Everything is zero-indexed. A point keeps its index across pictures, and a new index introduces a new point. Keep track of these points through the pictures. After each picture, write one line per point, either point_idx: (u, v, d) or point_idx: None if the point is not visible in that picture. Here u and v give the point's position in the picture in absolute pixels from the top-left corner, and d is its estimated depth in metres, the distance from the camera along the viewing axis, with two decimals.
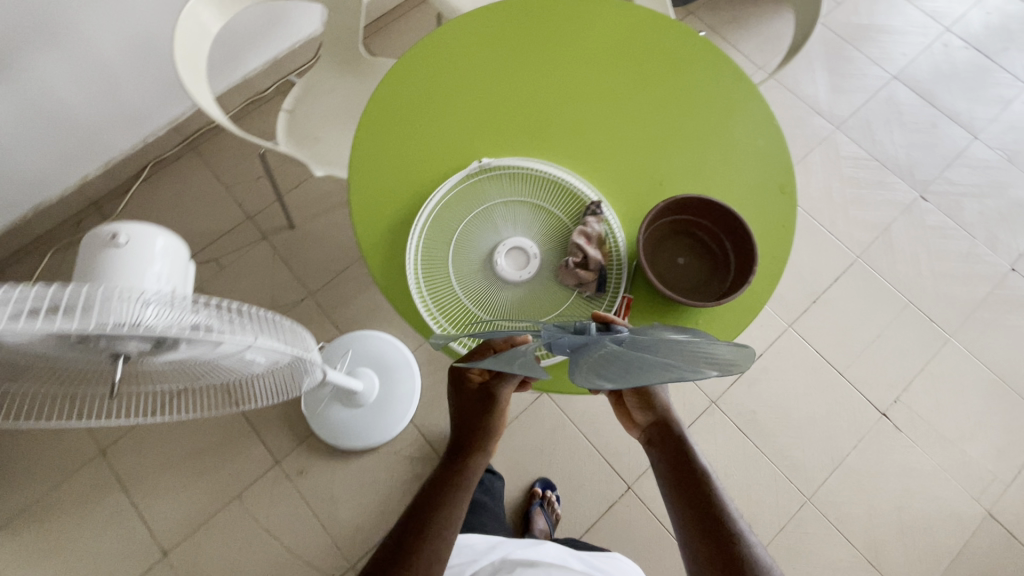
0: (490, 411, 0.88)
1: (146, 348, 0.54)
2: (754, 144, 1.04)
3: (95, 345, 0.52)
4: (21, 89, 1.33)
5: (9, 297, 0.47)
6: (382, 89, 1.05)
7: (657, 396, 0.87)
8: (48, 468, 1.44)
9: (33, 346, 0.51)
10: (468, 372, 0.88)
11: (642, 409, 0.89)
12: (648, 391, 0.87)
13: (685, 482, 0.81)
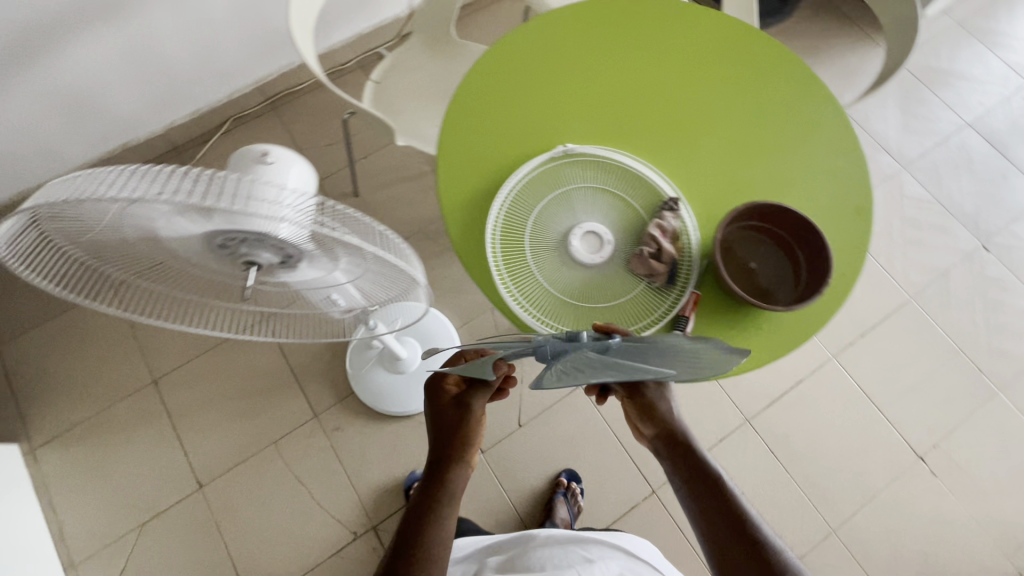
0: (467, 419, 0.89)
1: (276, 261, 0.59)
2: (836, 165, 1.05)
3: (236, 248, 0.57)
4: (135, 33, 1.42)
5: (172, 178, 0.49)
6: (479, 69, 1.08)
7: (659, 406, 0.84)
8: (103, 390, 1.52)
9: (185, 239, 0.56)
10: (444, 382, 0.91)
11: (646, 422, 0.86)
12: (648, 403, 0.84)
13: (701, 491, 0.81)
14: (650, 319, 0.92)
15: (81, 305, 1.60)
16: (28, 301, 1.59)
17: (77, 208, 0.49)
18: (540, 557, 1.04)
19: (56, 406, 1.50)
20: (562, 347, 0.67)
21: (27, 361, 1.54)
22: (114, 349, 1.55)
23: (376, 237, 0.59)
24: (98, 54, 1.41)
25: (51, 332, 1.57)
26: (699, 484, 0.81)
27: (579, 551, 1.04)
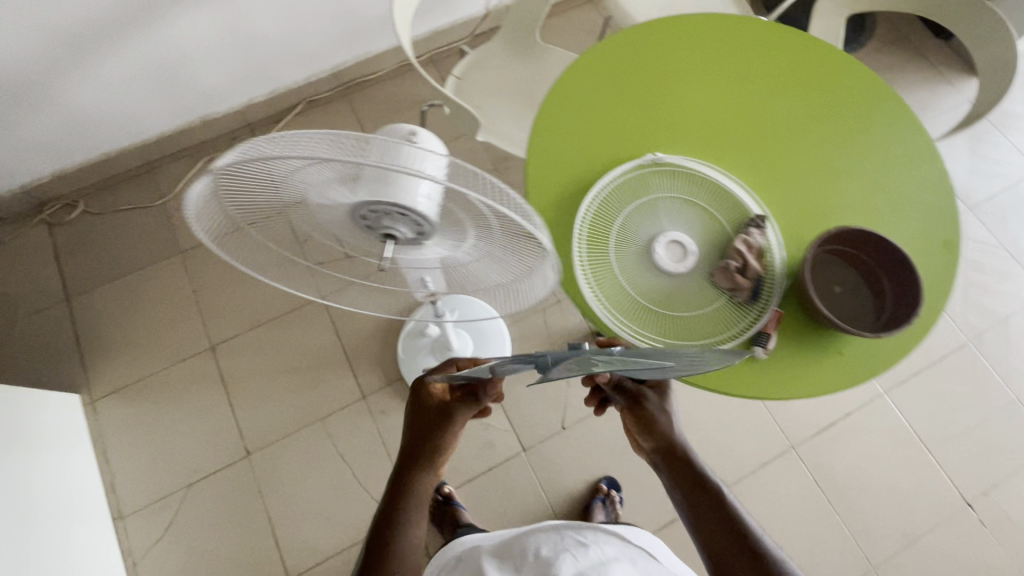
0: (446, 429, 0.88)
1: (412, 234, 0.62)
2: (928, 197, 1.04)
3: (378, 221, 0.61)
4: (232, 11, 1.47)
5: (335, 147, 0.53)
6: (572, 73, 1.10)
7: (659, 418, 0.90)
8: (164, 350, 1.56)
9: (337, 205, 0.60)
10: (429, 387, 0.90)
11: (645, 434, 0.91)
12: (649, 415, 0.89)
13: (698, 500, 0.84)
14: (730, 332, 0.93)
15: (149, 268, 1.65)
16: (99, 257, 1.65)
17: (259, 167, 0.53)
18: (530, 545, 0.87)
19: (117, 362, 1.55)
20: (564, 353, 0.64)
21: (93, 315, 1.60)
22: (176, 312, 1.60)
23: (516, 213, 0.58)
24: (196, 28, 1.46)
25: (118, 290, 1.62)
26: (698, 495, 0.84)
27: (573, 534, 0.86)
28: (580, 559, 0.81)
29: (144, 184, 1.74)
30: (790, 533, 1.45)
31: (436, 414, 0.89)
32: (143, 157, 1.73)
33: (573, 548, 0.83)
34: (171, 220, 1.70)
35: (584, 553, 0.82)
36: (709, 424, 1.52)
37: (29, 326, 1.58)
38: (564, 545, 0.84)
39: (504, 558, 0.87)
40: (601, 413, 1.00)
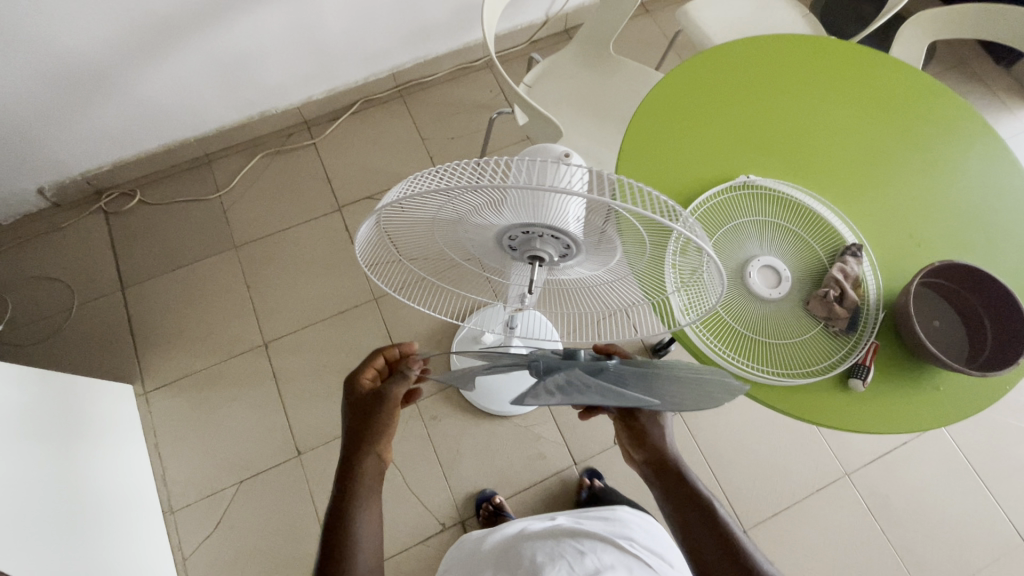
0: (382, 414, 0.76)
1: (558, 255, 0.60)
2: (1019, 234, 1.03)
3: (526, 243, 0.59)
4: (305, 10, 1.47)
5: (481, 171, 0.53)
6: (663, 91, 1.10)
7: (651, 428, 0.82)
8: (217, 344, 1.57)
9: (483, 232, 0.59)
10: (359, 377, 0.80)
11: (636, 447, 0.84)
12: (641, 427, 0.82)
13: (688, 514, 0.77)
14: (825, 362, 0.92)
15: (205, 261, 1.66)
16: (155, 249, 1.66)
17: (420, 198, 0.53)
18: (529, 551, 0.82)
19: (171, 354, 1.55)
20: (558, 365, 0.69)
21: (147, 305, 1.60)
22: (230, 306, 1.61)
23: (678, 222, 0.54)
24: (269, 25, 1.47)
25: (173, 281, 1.63)
26: (689, 509, 0.77)
27: (571, 543, 0.82)
28: (577, 568, 0.77)
29: (201, 177, 1.75)
30: (843, 560, 1.43)
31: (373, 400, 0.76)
32: (202, 150, 1.74)
33: (571, 557, 0.79)
34: (227, 214, 1.71)
35: (581, 563, 0.78)
36: (762, 446, 1.51)
37: (84, 313, 1.58)
38: (562, 553, 0.79)
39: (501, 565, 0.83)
40: (588, 417, 0.91)
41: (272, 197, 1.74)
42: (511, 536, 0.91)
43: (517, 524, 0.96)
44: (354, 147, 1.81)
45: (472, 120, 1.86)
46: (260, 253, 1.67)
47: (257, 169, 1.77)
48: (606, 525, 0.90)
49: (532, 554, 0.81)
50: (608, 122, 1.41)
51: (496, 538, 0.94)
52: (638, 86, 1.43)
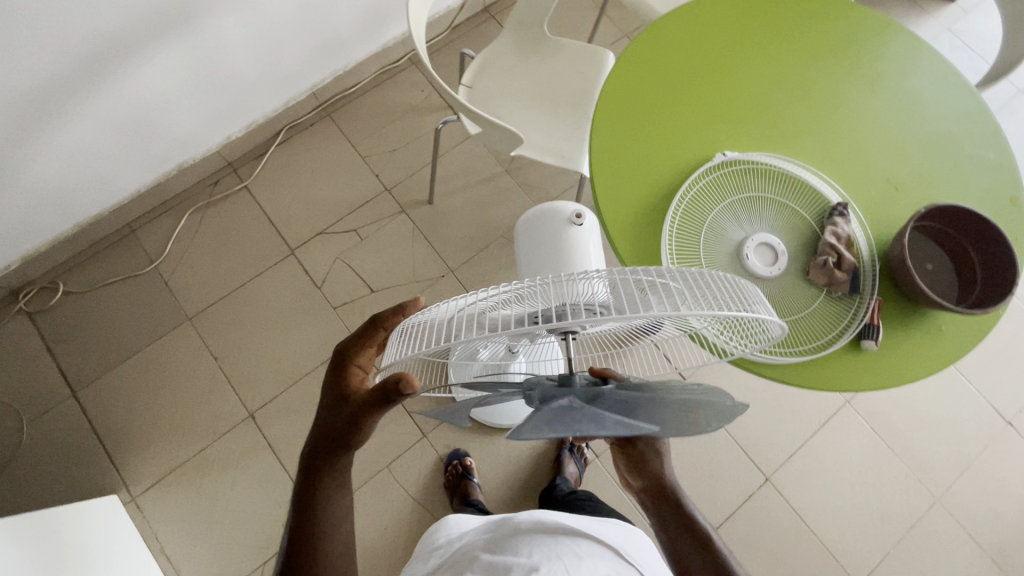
0: (375, 414, 0.66)
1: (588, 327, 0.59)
2: (983, 156, 1.05)
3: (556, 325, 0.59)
4: (199, 44, 1.30)
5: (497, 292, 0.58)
6: (616, 78, 1.05)
7: (651, 456, 0.72)
8: (198, 427, 1.45)
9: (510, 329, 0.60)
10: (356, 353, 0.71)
11: (635, 474, 0.73)
12: (640, 454, 0.72)
13: (686, 543, 0.67)
14: (835, 329, 0.92)
15: (158, 341, 1.51)
16: (98, 340, 1.50)
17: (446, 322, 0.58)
18: (520, 546, 0.72)
19: (150, 449, 1.43)
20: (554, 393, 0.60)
21: (106, 404, 1.46)
22: (202, 384, 1.48)
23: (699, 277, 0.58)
24: (163, 68, 1.29)
25: (129, 371, 1.49)
26: (688, 542, 0.67)
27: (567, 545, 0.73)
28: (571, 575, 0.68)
29: (129, 251, 1.58)
30: (858, 481, 1.51)
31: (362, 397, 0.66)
32: (121, 220, 1.56)
33: (569, 561, 0.70)
34: (170, 285, 1.56)
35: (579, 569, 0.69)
36: (766, 395, 1.56)
37: (37, 430, 1.42)
38: (558, 556, 0.70)
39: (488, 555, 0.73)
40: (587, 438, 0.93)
41: (216, 255, 1.59)
42: (491, 528, 0.81)
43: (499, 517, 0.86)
44: (291, 181, 1.66)
45: (409, 126, 1.73)
46: (219, 320, 1.54)
47: (189, 228, 1.61)
48: (597, 527, 0.80)
49: (525, 552, 0.71)
50: (560, 110, 1.33)
51: (470, 535, 0.84)
52: (582, 66, 1.36)
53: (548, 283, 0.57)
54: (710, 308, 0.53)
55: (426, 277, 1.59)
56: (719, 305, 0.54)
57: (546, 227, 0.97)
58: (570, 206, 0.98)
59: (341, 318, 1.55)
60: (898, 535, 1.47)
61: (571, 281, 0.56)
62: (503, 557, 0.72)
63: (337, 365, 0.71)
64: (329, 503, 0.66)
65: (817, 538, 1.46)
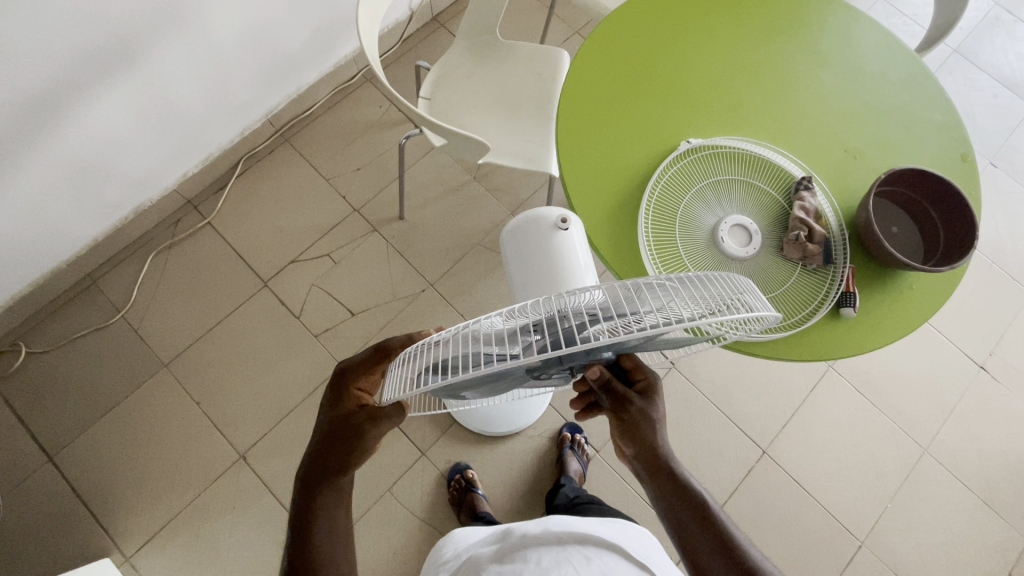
0: (374, 431, 0.66)
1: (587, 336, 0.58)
2: (931, 118, 1.09)
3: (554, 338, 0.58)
4: (144, 83, 1.26)
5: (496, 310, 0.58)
6: (574, 77, 1.05)
7: (643, 424, 0.69)
8: (187, 475, 1.40)
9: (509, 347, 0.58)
10: (356, 378, 0.71)
11: (625, 440, 0.70)
12: (633, 419, 0.69)
13: (683, 514, 0.66)
14: (814, 300, 0.95)
15: (134, 393, 1.45)
16: (70, 400, 1.43)
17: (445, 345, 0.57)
18: (529, 554, 0.74)
19: (140, 506, 1.37)
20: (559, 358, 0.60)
21: (87, 465, 1.39)
22: (187, 431, 1.43)
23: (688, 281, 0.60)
24: (107, 111, 1.24)
25: (107, 428, 1.42)
26: (686, 511, 0.65)
27: (576, 548, 0.74)
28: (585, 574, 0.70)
29: (93, 303, 1.51)
30: (849, 442, 1.56)
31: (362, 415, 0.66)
32: (80, 272, 1.50)
33: (578, 563, 0.71)
34: (140, 333, 1.50)
35: (588, 570, 0.70)
36: (753, 370, 1.59)
37: (14, 502, 1.35)
38: (567, 560, 0.72)
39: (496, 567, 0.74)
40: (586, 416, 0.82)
41: (185, 296, 1.54)
42: (498, 537, 0.82)
43: (505, 527, 0.87)
44: (256, 211, 1.62)
45: (371, 143, 1.71)
46: (197, 363, 1.49)
47: (154, 272, 1.55)
48: (605, 529, 0.82)
49: (533, 558, 0.73)
50: (522, 113, 1.33)
51: (477, 547, 0.84)
52: (538, 67, 1.37)
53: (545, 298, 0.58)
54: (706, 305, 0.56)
55: (406, 294, 1.58)
56: (714, 304, 0.56)
57: (533, 236, 0.93)
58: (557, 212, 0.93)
59: (324, 345, 1.52)
60: (893, 489, 1.52)
61: (572, 296, 0.57)
62: (513, 566, 0.73)
63: (339, 386, 0.71)
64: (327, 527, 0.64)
65: (819, 503, 1.50)
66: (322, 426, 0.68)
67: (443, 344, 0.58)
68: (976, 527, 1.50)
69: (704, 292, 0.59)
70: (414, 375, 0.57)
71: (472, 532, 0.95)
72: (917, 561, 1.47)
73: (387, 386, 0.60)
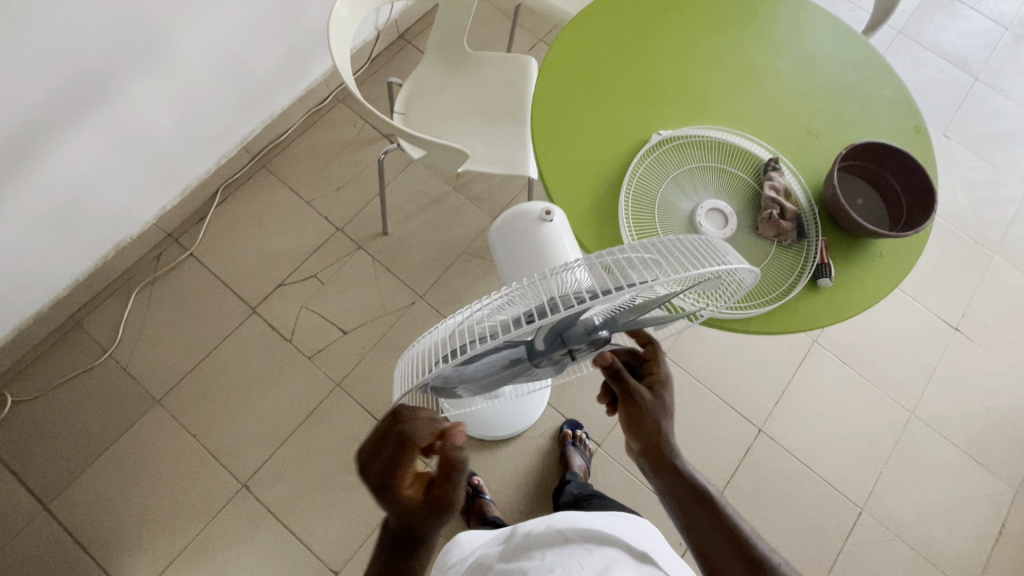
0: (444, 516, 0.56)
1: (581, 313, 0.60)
2: (883, 94, 1.15)
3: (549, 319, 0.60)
4: (117, 118, 1.26)
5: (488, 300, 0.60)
6: (545, 80, 1.09)
7: (648, 417, 0.71)
8: (189, 510, 1.38)
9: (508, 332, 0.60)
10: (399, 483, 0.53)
11: (632, 433, 0.72)
12: (642, 412, 0.71)
13: (682, 497, 0.68)
14: (792, 274, 0.99)
15: (127, 431, 1.43)
16: (62, 445, 1.41)
17: (445, 339, 0.59)
18: (534, 551, 0.76)
19: (143, 546, 1.35)
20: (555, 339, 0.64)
21: (84, 511, 1.36)
22: (186, 464, 1.41)
23: (669, 248, 0.61)
24: (81, 151, 1.24)
25: (103, 470, 1.40)
26: (691, 502, 0.67)
27: (578, 542, 0.76)
28: (587, 566, 0.71)
29: (78, 344, 1.49)
30: (841, 412, 1.60)
31: (428, 506, 0.55)
32: (62, 314, 1.47)
33: (581, 556, 0.73)
34: (130, 370, 1.48)
35: (590, 562, 0.72)
36: (742, 352, 1.63)
37: (12, 556, 1.31)
38: (571, 554, 0.73)
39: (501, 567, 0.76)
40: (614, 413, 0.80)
41: (174, 329, 1.52)
42: (503, 539, 0.85)
43: (510, 527, 0.90)
44: (239, 238, 1.62)
45: (349, 163, 1.73)
46: (190, 396, 1.47)
47: (140, 308, 1.54)
48: (609, 524, 0.84)
49: (539, 555, 0.75)
50: (497, 121, 1.36)
51: (484, 548, 0.86)
52: (508, 75, 1.40)
53: (535, 282, 0.59)
54: (685, 270, 0.57)
55: (396, 307, 1.59)
56: (697, 267, 0.57)
57: (519, 232, 0.92)
58: (537, 204, 0.93)
59: (318, 366, 1.52)
60: (886, 454, 1.57)
61: (555, 274, 0.58)
62: (518, 564, 0.75)
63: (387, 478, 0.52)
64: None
65: (816, 474, 1.54)
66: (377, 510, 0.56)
67: (444, 337, 0.60)
68: (967, 482, 1.56)
69: (688, 256, 0.60)
70: (416, 369, 0.60)
71: (478, 535, 0.96)
72: (915, 521, 1.52)
73: (395, 379, 0.65)
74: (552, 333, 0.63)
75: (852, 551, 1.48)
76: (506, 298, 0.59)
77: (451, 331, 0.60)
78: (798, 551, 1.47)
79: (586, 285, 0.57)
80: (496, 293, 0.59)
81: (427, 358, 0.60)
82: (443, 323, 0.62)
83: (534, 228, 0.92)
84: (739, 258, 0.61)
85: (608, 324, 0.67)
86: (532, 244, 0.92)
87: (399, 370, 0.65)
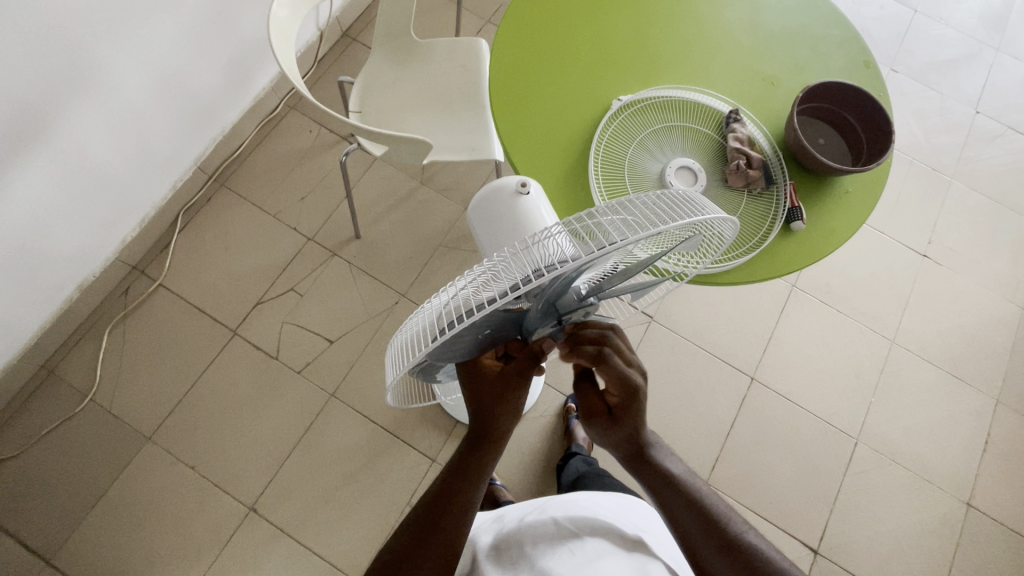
0: (517, 398, 0.70)
1: (567, 279, 0.59)
2: (830, 35, 1.17)
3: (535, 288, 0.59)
4: (61, 154, 1.20)
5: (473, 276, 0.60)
6: (499, 60, 1.07)
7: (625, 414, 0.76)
8: (199, 542, 1.35)
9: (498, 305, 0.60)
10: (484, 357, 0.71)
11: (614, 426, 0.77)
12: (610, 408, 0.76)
13: (656, 483, 0.78)
14: (766, 223, 1.00)
15: (122, 473, 1.39)
16: (57, 498, 1.36)
17: (434, 320, 0.59)
18: (528, 540, 0.78)
19: None
20: (544, 309, 0.64)
21: (89, 562, 1.33)
22: (189, 498, 1.38)
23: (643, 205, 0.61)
24: (29, 193, 1.19)
25: (103, 517, 1.36)
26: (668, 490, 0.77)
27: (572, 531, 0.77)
28: (579, 553, 0.73)
29: (55, 393, 1.43)
30: (826, 352, 1.65)
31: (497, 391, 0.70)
32: (34, 363, 1.42)
33: (571, 545, 0.75)
34: (114, 413, 1.43)
35: (581, 551, 0.73)
36: (725, 305, 1.66)
37: None
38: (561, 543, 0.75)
39: (496, 553, 0.80)
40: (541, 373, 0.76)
41: (155, 363, 1.48)
42: (503, 528, 0.87)
43: (513, 514, 0.92)
44: (207, 261, 1.57)
45: (310, 170, 1.68)
46: (182, 429, 1.43)
47: (115, 347, 1.49)
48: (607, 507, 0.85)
49: (532, 544, 0.77)
50: (456, 108, 1.34)
51: (484, 532, 0.90)
52: (460, 61, 1.38)
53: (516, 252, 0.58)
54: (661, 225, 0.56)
55: (380, 310, 1.57)
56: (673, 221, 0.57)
57: (497, 209, 0.90)
58: (512, 176, 0.90)
59: (309, 379, 1.49)
60: (874, 384, 1.63)
61: (536, 243, 0.57)
62: (513, 553, 0.78)
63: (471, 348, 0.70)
64: (461, 513, 0.69)
65: (810, 413, 1.59)
66: (468, 400, 0.72)
67: (433, 317, 0.60)
68: (951, 400, 1.63)
69: (665, 212, 0.59)
70: (408, 350, 0.60)
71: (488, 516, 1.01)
72: (908, 443, 1.58)
73: (388, 361, 0.65)
74: (540, 304, 0.62)
75: (854, 481, 1.54)
76: (488, 272, 0.58)
77: (439, 311, 0.59)
78: (802, 489, 1.52)
79: (567, 252, 0.55)
80: (479, 269, 0.59)
81: (419, 340, 0.59)
82: (430, 303, 0.62)
83: (518, 202, 0.89)
84: (715, 209, 0.60)
85: (595, 292, 0.67)
86: (516, 216, 0.89)
87: (393, 354, 0.64)
